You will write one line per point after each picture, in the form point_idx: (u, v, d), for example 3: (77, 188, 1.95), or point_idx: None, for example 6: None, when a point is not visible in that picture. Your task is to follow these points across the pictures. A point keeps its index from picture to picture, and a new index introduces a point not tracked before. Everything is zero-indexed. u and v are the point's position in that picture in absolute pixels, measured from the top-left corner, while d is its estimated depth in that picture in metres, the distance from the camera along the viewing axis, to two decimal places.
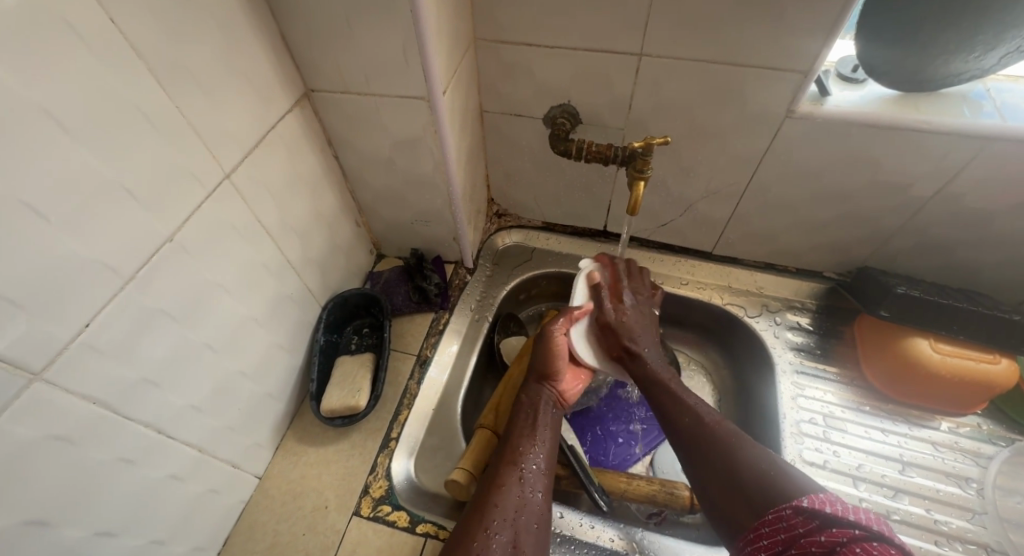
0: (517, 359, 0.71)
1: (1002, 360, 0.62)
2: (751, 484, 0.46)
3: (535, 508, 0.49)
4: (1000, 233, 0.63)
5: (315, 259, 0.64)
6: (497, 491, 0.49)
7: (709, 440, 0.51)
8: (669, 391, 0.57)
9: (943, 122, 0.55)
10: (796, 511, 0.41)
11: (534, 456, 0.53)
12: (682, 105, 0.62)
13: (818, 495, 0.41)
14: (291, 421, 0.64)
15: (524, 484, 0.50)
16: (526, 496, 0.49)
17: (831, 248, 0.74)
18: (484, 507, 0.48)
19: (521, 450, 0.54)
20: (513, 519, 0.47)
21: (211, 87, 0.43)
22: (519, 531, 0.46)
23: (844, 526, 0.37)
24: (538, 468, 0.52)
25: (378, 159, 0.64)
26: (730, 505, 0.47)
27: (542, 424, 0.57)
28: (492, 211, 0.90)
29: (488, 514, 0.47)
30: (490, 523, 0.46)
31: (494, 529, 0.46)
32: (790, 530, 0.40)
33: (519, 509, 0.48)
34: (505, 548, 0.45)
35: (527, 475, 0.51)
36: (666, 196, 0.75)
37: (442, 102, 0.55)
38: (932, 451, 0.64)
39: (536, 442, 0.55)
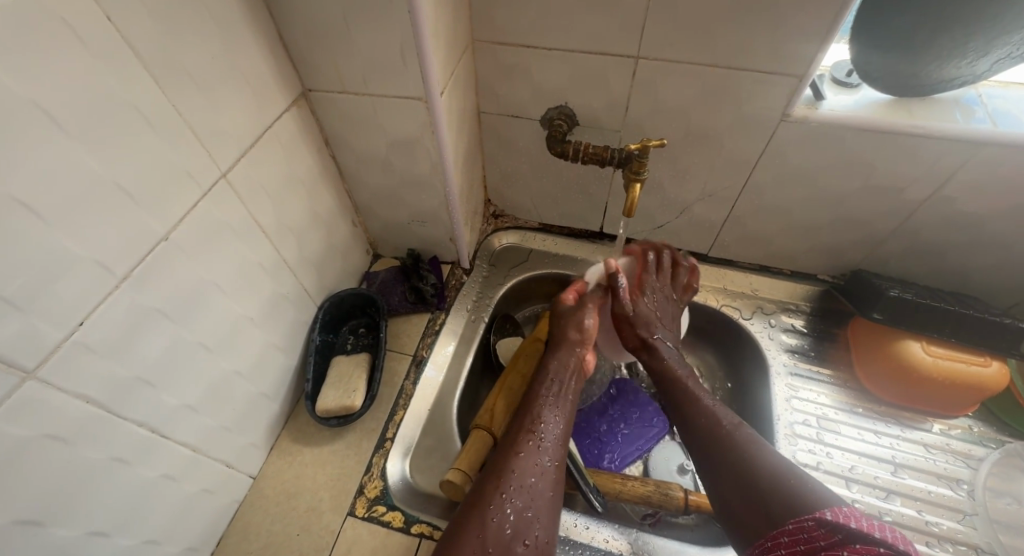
0: (512, 362, 0.71)
1: (993, 362, 0.63)
2: (768, 489, 0.47)
3: (550, 477, 0.50)
4: (992, 237, 0.64)
5: (311, 258, 0.64)
6: (514, 458, 0.50)
7: (726, 439, 0.52)
8: (686, 391, 0.57)
9: (936, 126, 0.56)
10: (818, 523, 0.42)
11: (550, 422, 0.54)
12: (678, 108, 0.62)
13: (842, 508, 0.42)
14: (286, 420, 0.64)
15: (539, 451, 0.51)
16: (542, 464, 0.50)
17: (825, 251, 0.75)
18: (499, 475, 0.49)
19: (538, 418, 0.55)
20: (527, 486, 0.48)
21: (208, 86, 0.43)
22: (534, 497, 0.48)
23: (867, 543, 0.38)
24: (554, 437, 0.53)
25: (375, 158, 0.64)
26: (742, 506, 0.48)
27: (560, 393, 0.58)
28: (489, 211, 0.90)
29: (504, 480, 0.48)
30: (506, 489, 0.48)
31: (509, 496, 0.47)
32: (811, 541, 0.42)
33: (535, 477, 0.49)
34: (518, 513, 0.46)
35: (544, 444, 0.52)
36: (662, 198, 0.75)
37: (439, 103, 0.55)
38: (924, 452, 0.65)
39: (553, 410, 0.56)
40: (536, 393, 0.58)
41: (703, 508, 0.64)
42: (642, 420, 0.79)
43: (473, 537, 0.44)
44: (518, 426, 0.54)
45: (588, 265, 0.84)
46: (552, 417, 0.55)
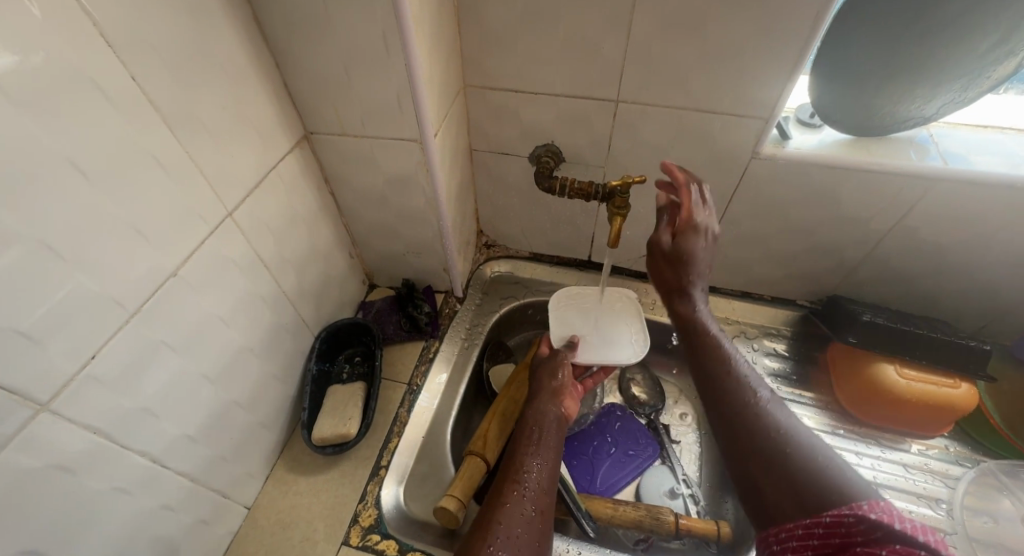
0: (504, 391, 0.74)
1: (962, 384, 0.65)
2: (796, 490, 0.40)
3: (536, 527, 0.49)
4: (953, 265, 0.68)
5: (309, 289, 0.67)
6: (499, 510, 0.50)
7: (752, 425, 0.46)
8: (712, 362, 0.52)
9: (894, 163, 0.60)
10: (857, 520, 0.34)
11: (530, 471, 0.54)
12: (657, 146, 0.67)
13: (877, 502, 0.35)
14: (281, 450, 0.65)
15: (522, 502, 0.51)
16: (528, 513, 0.50)
17: (801, 278, 0.79)
18: (483, 531, 0.48)
19: (520, 471, 0.54)
20: (513, 536, 0.47)
21: (218, 132, 0.46)
22: (518, 548, 0.46)
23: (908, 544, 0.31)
24: (538, 484, 0.53)
25: (371, 195, 0.67)
26: (771, 488, 0.42)
27: (542, 440, 0.58)
28: (481, 242, 0.94)
29: (489, 532, 0.47)
30: (491, 540, 0.47)
31: (495, 546, 0.46)
32: (848, 544, 0.34)
33: (520, 526, 0.48)
34: None
35: (527, 492, 0.52)
36: (646, 229, 0.79)
37: (433, 144, 0.58)
38: (904, 472, 0.67)
39: (533, 462, 0.55)
40: (518, 443, 0.59)
41: (693, 532, 0.67)
42: (633, 445, 0.81)
43: None
44: (501, 481, 0.54)
45: None
46: (534, 469, 0.55)
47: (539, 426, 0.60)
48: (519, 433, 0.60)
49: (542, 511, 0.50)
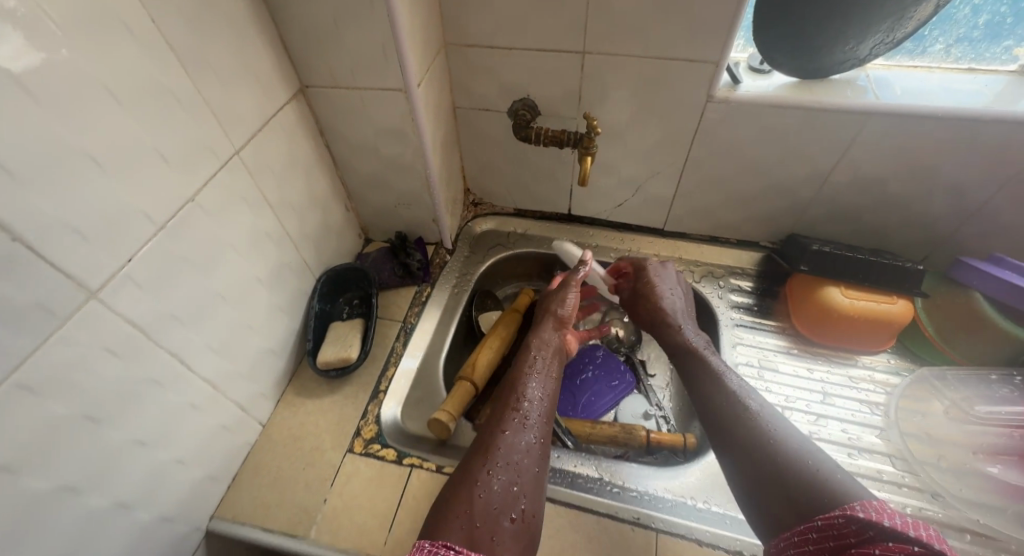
0: (495, 328, 0.85)
1: (899, 300, 0.72)
2: (767, 459, 0.53)
3: (533, 457, 0.56)
4: (894, 196, 0.75)
5: (310, 234, 0.73)
6: (500, 438, 0.57)
7: (756, 441, 0.55)
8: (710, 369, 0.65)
9: (834, 102, 0.67)
10: (848, 519, 0.43)
11: (529, 407, 0.61)
12: (622, 95, 0.73)
13: (872, 505, 0.43)
14: (290, 377, 0.72)
15: (520, 432, 0.58)
16: (526, 443, 0.57)
17: (761, 218, 0.86)
18: (486, 457, 0.55)
19: (517, 403, 0.61)
20: (512, 463, 0.55)
21: (225, 77, 0.52)
22: (518, 473, 0.54)
23: (901, 542, 0.39)
24: (534, 421, 0.60)
25: (364, 146, 0.74)
26: (775, 501, 0.50)
27: (539, 374, 0.66)
28: (469, 200, 1.03)
29: (491, 459, 0.55)
30: (492, 468, 0.54)
31: (495, 473, 0.53)
32: (842, 537, 0.43)
33: (516, 455, 0.55)
34: (506, 488, 0.52)
35: (525, 425, 0.59)
36: (618, 177, 0.87)
37: (417, 94, 0.65)
38: (849, 383, 0.74)
39: (532, 398, 0.62)
40: (512, 378, 0.65)
41: (662, 444, 0.74)
42: (611, 378, 0.89)
43: (462, 510, 0.50)
44: (505, 408, 0.61)
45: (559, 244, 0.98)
46: (533, 405, 0.62)
47: (539, 364, 0.67)
48: (516, 369, 0.67)
49: (536, 441, 0.58)
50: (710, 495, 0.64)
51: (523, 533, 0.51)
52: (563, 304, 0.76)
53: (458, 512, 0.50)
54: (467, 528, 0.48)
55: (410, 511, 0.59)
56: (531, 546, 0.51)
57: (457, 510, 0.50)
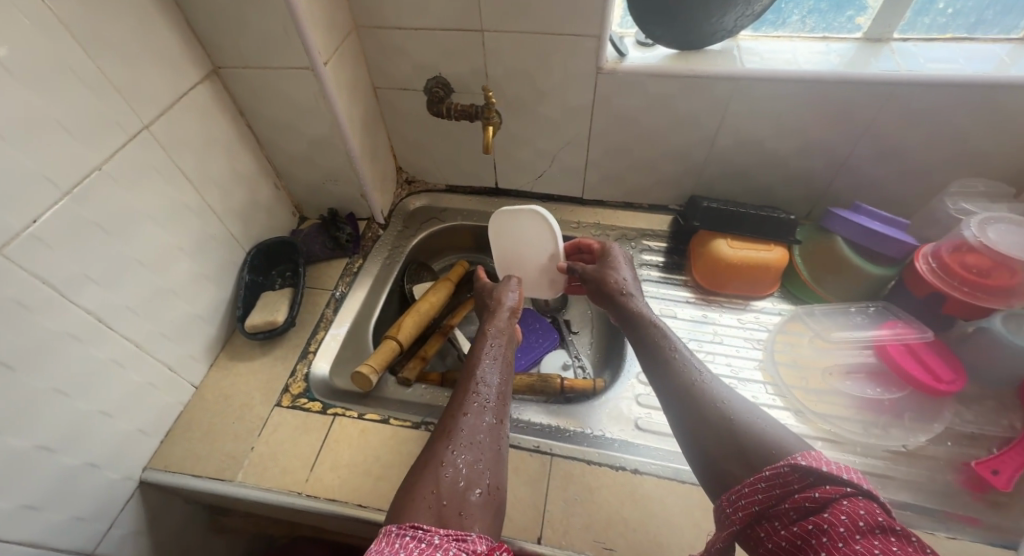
0: (424, 295, 0.91)
1: (775, 248, 0.81)
2: (715, 413, 0.52)
3: (493, 434, 0.55)
4: (774, 156, 0.83)
5: (236, 209, 0.78)
6: (459, 419, 0.56)
7: (703, 397, 0.54)
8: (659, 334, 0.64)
9: (707, 70, 0.74)
10: (792, 468, 0.42)
11: (487, 386, 0.60)
12: (522, 69, 0.79)
13: (811, 452, 0.43)
14: (223, 344, 0.77)
15: (479, 411, 0.57)
16: (485, 422, 0.56)
17: (665, 183, 0.93)
18: (447, 439, 0.54)
19: (476, 385, 0.60)
20: (473, 442, 0.54)
21: (127, 56, 0.56)
22: (480, 451, 0.54)
23: (838, 485, 0.40)
24: (493, 400, 0.59)
25: (283, 124, 0.78)
26: (720, 452, 0.49)
27: (495, 359, 0.65)
28: (402, 178, 1.08)
29: (453, 439, 0.54)
30: (453, 447, 0.53)
31: (457, 451, 0.53)
32: (787, 487, 0.42)
33: (477, 433, 0.55)
34: (469, 466, 0.51)
35: (484, 404, 0.58)
36: (534, 149, 0.93)
37: (324, 71, 0.69)
38: (738, 324, 0.82)
39: (490, 379, 0.61)
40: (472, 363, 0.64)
41: (574, 389, 0.81)
42: (536, 336, 0.96)
43: (425, 491, 0.49)
44: (463, 391, 0.60)
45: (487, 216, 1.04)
46: (492, 384, 0.61)
47: (494, 347, 0.67)
48: (473, 355, 0.66)
49: (496, 419, 0.58)
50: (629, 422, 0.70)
51: (489, 506, 0.50)
52: (509, 293, 0.77)
53: (421, 495, 0.49)
54: (433, 508, 0.47)
55: (331, 452, 0.65)
56: (501, 519, 0.51)
57: (421, 493, 0.49)
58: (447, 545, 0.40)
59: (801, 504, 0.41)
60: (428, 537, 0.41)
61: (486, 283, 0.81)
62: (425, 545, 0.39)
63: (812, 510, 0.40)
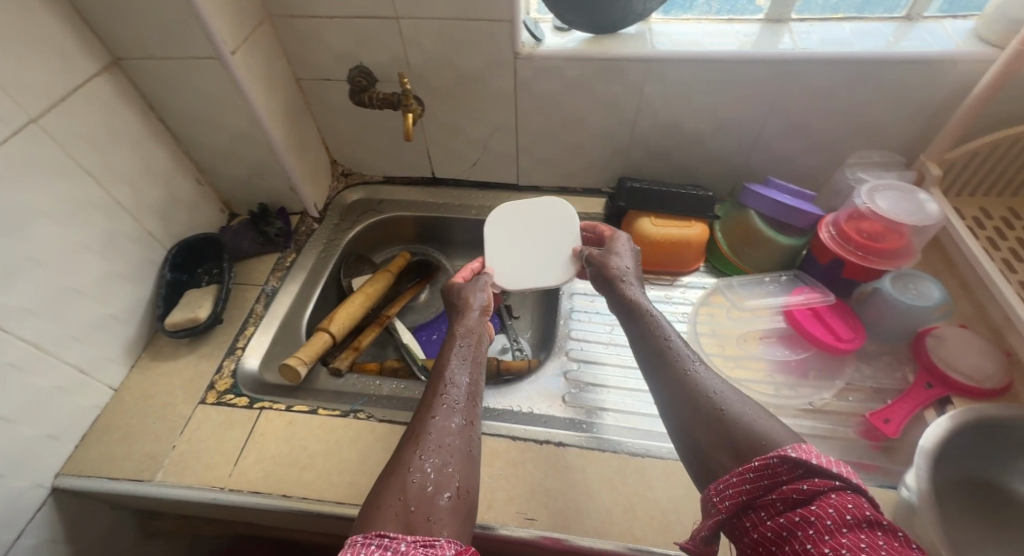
0: (361, 287, 0.91)
1: (696, 224, 0.84)
2: (710, 403, 0.48)
3: (461, 436, 0.51)
4: (693, 135, 0.85)
5: (152, 205, 0.76)
6: (426, 423, 0.52)
7: (698, 386, 0.51)
8: (652, 322, 0.60)
9: (619, 53, 0.76)
10: (781, 459, 0.39)
11: (457, 389, 0.56)
12: (441, 55, 0.79)
13: (800, 444, 0.40)
14: (145, 344, 0.75)
15: (449, 413, 0.53)
16: (450, 423, 0.52)
17: (595, 166, 0.95)
18: (414, 443, 0.50)
19: (441, 388, 0.56)
20: (442, 445, 0.50)
21: (5, 47, 0.54)
22: (450, 454, 0.49)
23: (827, 478, 0.38)
24: (458, 402, 0.54)
25: (197, 117, 0.76)
26: (715, 444, 0.46)
27: (465, 357, 0.60)
28: (338, 171, 1.05)
29: (421, 445, 0.50)
30: (420, 453, 0.49)
31: (424, 457, 0.48)
32: (774, 478, 0.39)
33: (445, 436, 0.50)
34: (437, 470, 0.47)
35: (449, 405, 0.54)
36: (465, 137, 0.94)
37: (231, 61, 0.68)
38: (665, 299, 0.85)
39: (455, 385, 0.56)
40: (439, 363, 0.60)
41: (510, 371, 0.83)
42: None
43: (393, 501, 0.45)
44: (429, 394, 0.56)
45: (425, 206, 1.04)
46: (461, 386, 0.56)
47: (462, 348, 0.62)
48: (439, 355, 0.61)
49: (467, 424, 0.53)
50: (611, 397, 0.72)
51: (460, 510, 0.46)
52: (478, 292, 0.71)
53: (388, 504, 0.44)
54: (402, 518, 0.43)
55: (255, 446, 0.65)
56: (470, 526, 0.46)
57: (388, 502, 0.45)
58: (415, 551, 0.36)
59: (788, 495, 0.38)
60: (395, 544, 0.37)
61: (454, 282, 0.74)
62: (391, 554, 0.36)
63: (798, 502, 0.37)
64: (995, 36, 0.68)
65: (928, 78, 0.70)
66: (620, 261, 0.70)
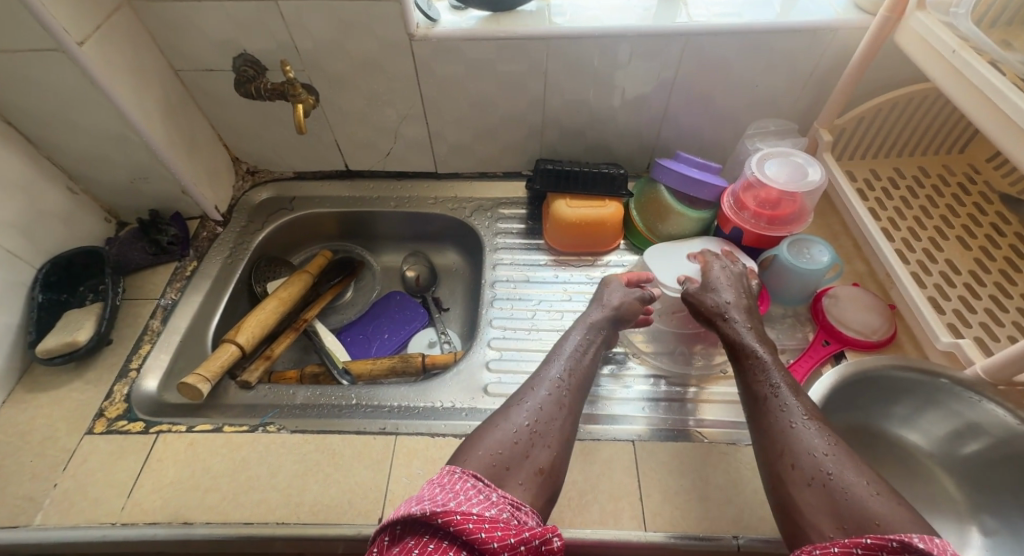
0: (275, 291, 0.86)
1: (611, 204, 0.84)
2: (812, 467, 0.46)
3: (558, 438, 0.53)
4: (604, 113, 0.85)
5: (11, 221, 0.68)
6: (530, 394, 0.57)
7: (801, 445, 0.48)
8: (756, 370, 0.57)
9: (517, 31, 0.73)
10: (902, 545, 0.35)
11: (564, 372, 0.61)
12: (330, 39, 0.74)
13: (933, 538, 0.35)
14: (21, 375, 0.69)
15: (556, 397, 0.57)
16: (553, 419, 0.55)
17: (511, 148, 0.93)
18: (520, 402, 0.56)
19: (543, 372, 0.61)
20: (541, 426, 0.54)
21: None
22: (543, 439, 0.53)
23: None
24: (554, 412, 0.56)
25: (54, 119, 0.69)
26: (807, 506, 0.44)
27: (593, 342, 0.65)
28: (243, 169, 0.98)
29: (517, 410, 0.55)
30: (516, 425, 0.53)
31: (517, 414, 0.54)
32: None
33: (542, 431, 0.53)
34: (526, 437, 0.52)
35: (553, 395, 0.57)
36: (373, 126, 0.89)
37: (79, 52, 0.61)
38: (588, 280, 0.85)
39: (574, 366, 0.62)
40: (556, 351, 0.65)
41: (437, 364, 0.81)
42: (406, 321, 0.94)
43: (487, 434, 0.52)
44: (537, 376, 0.61)
45: (342, 202, 0.98)
46: (567, 368, 0.61)
47: (588, 340, 0.66)
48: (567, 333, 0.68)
49: (564, 415, 0.56)
50: (713, 387, 0.70)
51: (544, 489, 0.50)
52: (618, 290, 0.71)
53: (484, 447, 0.51)
54: (495, 462, 0.49)
55: (151, 473, 0.60)
56: (550, 507, 0.50)
57: (484, 443, 0.51)
58: (505, 505, 0.43)
59: None
60: (488, 492, 0.44)
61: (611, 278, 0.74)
62: (484, 497, 0.43)
63: None
64: (871, 4, 0.71)
65: (812, 47, 0.73)
66: (719, 294, 0.66)
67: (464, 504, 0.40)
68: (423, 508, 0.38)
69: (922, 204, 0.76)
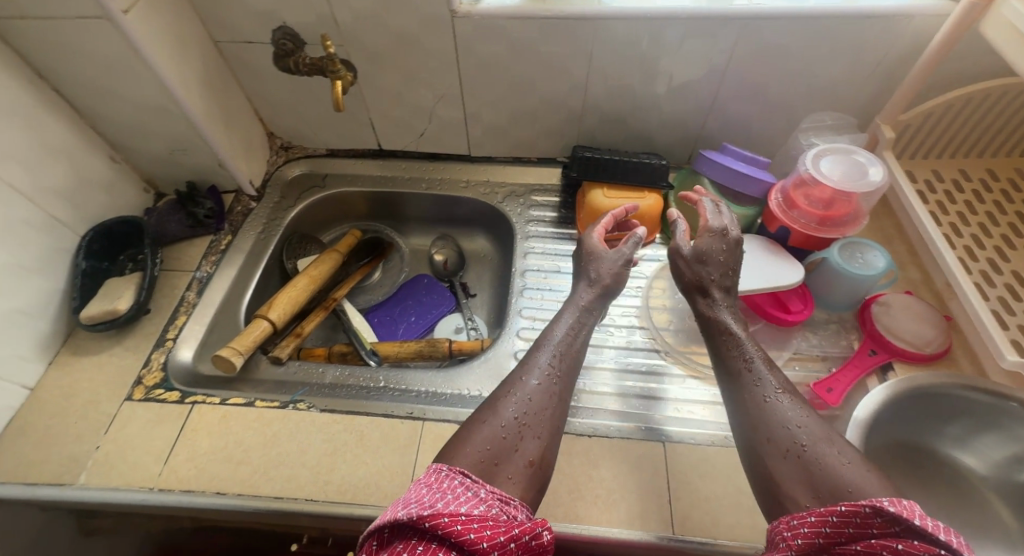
0: (305, 270, 0.86)
1: (650, 195, 0.81)
2: (788, 439, 0.46)
3: (546, 427, 0.52)
4: (647, 100, 0.81)
5: (57, 189, 0.69)
6: (518, 385, 0.55)
7: (777, 419, 0.48)
8: (732, 345, 0.56)
9: (563, 10, 0.70)
10: (875, 511, 0.34)
11: (554, 358, 0.58)
12: (371, 14, 0.72)
13: (903, 501, 0.34)
14: (65, 339, 0.71)
15: (546, 386, 0.55)
16: (541, 406, 0.53)
17: (548, 133, 0.91)
18: (509, 393, 0.53)
19: (533, 358, 0.58)
20: (529, 417, 0.52)
21: None
22: (532, 431, 0.51)
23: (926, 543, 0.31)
24: (541, 401, 0.53)
25: (98, 88, 0.69)
26: (786, 481, 0.44)
27: (580, 322, 0.62)
28: (278, 144, 0.98)
29: (504, 403, 0.53)
30: (506, 420, 0.51)
31: (506, 405, 0.52)
32: (863, 529, 0.34)
33: (529, 422, 0.51)
34: (514, 432, 0.50)
35: (542, 384, 0.55)
36: (409, 105, 0.88)
37: (124, 21, 0.60)
38: None
39: (564, 351, 0.59)
40: (546, 332, 0.62)
41: (463, 351, 0.80)
42: (434, 304, 0.94)
43: (477, 428, 0.50)
44: (525, 359, 0.59)
45: (373, 182, 0.97)
46: (557, 352, 0.59)
47: (574, 315, 0.63)
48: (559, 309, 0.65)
49: (554, 405, 0.54)
50: None
51: (533, 481, 0.49)
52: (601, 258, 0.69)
53: (474, 442, 0.49)
54: (484, 457, 0.47)
55: (187, 443, 0.62)
56: (540, 497, 0.49)
57: (473, 437, 0.49)
58: (493, 501, 0.42)
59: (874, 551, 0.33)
60: (476, 488, 0.42)
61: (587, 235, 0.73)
62: (471, 494, 0.41)
63: None
64: None
65: (880, 35, 0.68)
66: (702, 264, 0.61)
67: (451, 504, 0.38)
68: (410, 512, 0.35)
69: (987, 210, 0.71)
